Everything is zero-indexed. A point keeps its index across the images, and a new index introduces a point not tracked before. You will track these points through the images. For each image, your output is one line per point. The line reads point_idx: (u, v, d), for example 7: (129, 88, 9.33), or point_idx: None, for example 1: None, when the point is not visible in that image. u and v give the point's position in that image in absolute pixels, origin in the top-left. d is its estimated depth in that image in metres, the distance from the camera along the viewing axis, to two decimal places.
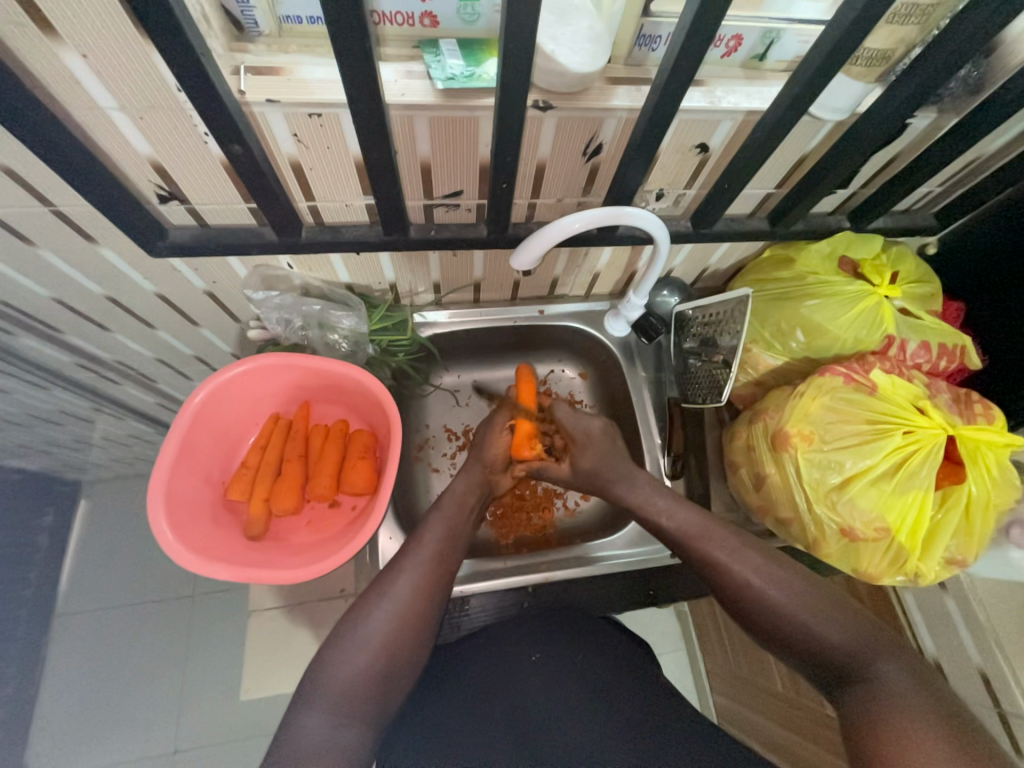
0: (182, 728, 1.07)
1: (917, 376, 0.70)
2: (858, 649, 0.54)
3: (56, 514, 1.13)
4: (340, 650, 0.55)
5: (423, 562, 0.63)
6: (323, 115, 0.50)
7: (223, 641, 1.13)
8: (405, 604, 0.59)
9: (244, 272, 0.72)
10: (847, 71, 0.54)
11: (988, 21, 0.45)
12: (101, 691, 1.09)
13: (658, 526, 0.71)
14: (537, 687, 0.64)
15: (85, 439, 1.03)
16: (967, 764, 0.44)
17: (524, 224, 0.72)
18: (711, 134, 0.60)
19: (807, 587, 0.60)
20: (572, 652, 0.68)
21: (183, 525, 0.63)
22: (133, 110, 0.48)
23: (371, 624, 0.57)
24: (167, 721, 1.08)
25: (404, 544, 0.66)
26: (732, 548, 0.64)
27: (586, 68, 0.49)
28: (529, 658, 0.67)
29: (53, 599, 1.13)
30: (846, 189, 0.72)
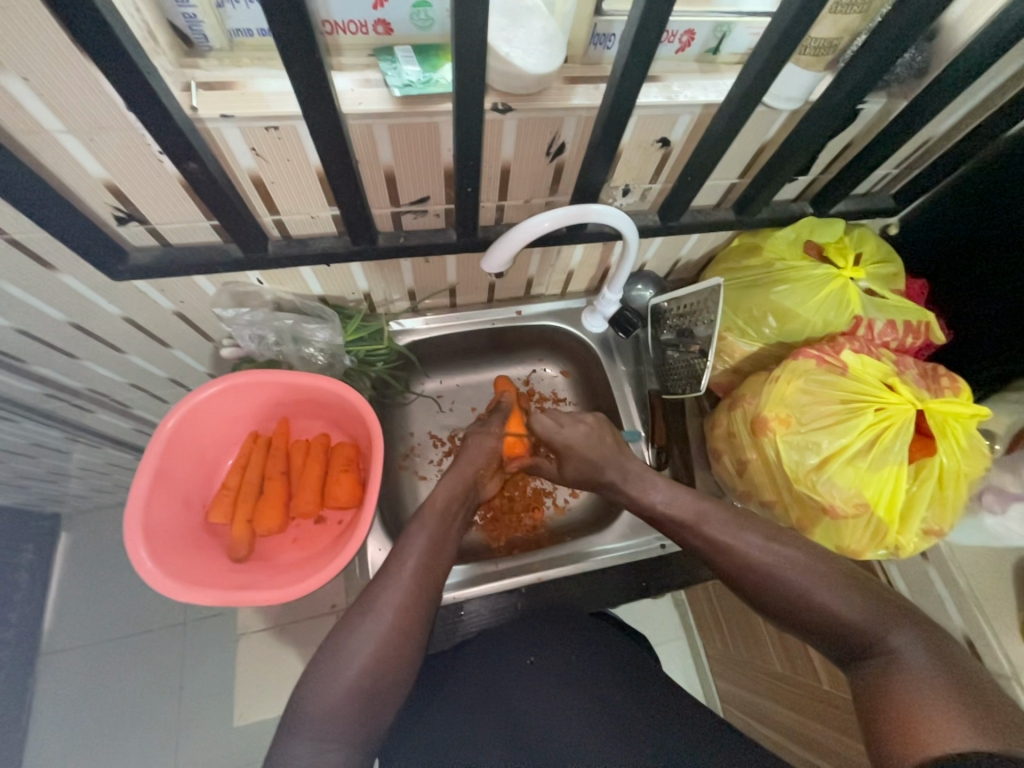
0: (179, 760, 1.05)
1: (885, 354, 0.72)
2: (873, 620, 0.55)
3: (35, 550, 1.10)
4: (325, 674, 0.54)
5: (406, 577, 0.61)
6: (281, 128, 0.50)
7: (218, 666, 1.11)
8: (390, 622, 0.57)
9: (212, 290, 0.71)
10: (796, 61, 0.55)
11: (926, 6, 0.47)
12: (93, 727, 1.06)
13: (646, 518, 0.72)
14: (537, 689, 0.64)
15: (59, 470, 1.00)
16: (987, 725, 0.45)
17: (494, 226, 0.72)
18: (671, 128, 0.61)
19: (817, 564, 0.60)
20: (568, 652, 0.68)
21: (163, 551, 0.61)
22: (82, 132, 0.46)
23: (354, 645, 0.55)
24: (164, 754, 1.05)
25: (388, 557, 0.65)
26: (718, 536, 0.65)
27: (542, 69, 0.49)
28: (525, 662, 0.67)
29: (36, 638, 1.09)
30: (807, 175, 0.74)
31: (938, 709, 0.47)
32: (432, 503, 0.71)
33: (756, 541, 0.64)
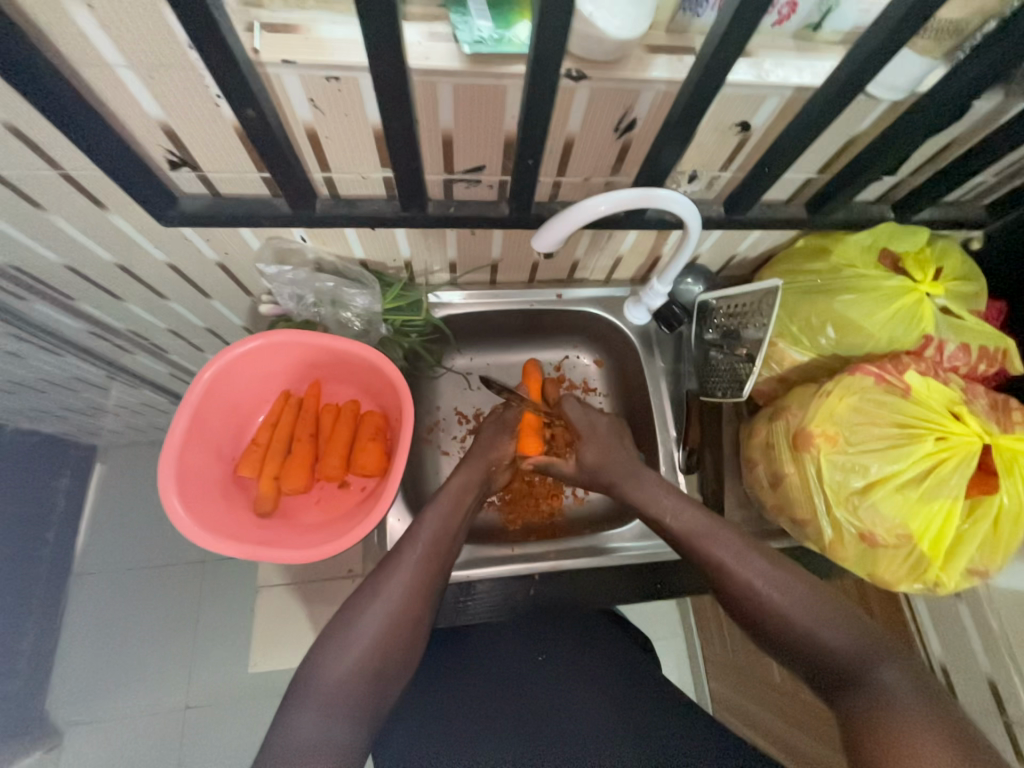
0: (194, 686, 1.11)
1: (953, 380, 0.67)
2: (859, 652, 0.54)
3: (72, 475, 1.14)
4: (331, 650, 0.55)
5: (415, 563, 0.62)
6: (341, 79, 0.47)
7: (234, 608, 1.16)
8: (395, 608, 0.58)
9: (256, 244, 0.70)
10: (912, 45, 0.49)
11: None
12: (116, 648, 1.12)
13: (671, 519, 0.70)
14: (548, 681, 0.73)
15: (99, 405, 1.04)
16: (965, 761, 0.44)
17: (547, 204, 0.69)
18: (754, 112, 0.56)
19: (813, 592, 0.59)
20: (578, 655, 0.76)
21: (193, 500, 0.62)
22: (142, 68, 0.45)
23: (360, 627, 0.56)
24: (180, 679, 1.12)
25: (397, 540, 0.65)
26: (745, 550, 0.64)
27: (626, 33, 0.45)
28: (537, 658, 0.75)
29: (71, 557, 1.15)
30: (893, 176, 0.67)
31: (920, 739, 0.46)
32: (447, 490, 0.71)
33: (779, 562, 0.62)
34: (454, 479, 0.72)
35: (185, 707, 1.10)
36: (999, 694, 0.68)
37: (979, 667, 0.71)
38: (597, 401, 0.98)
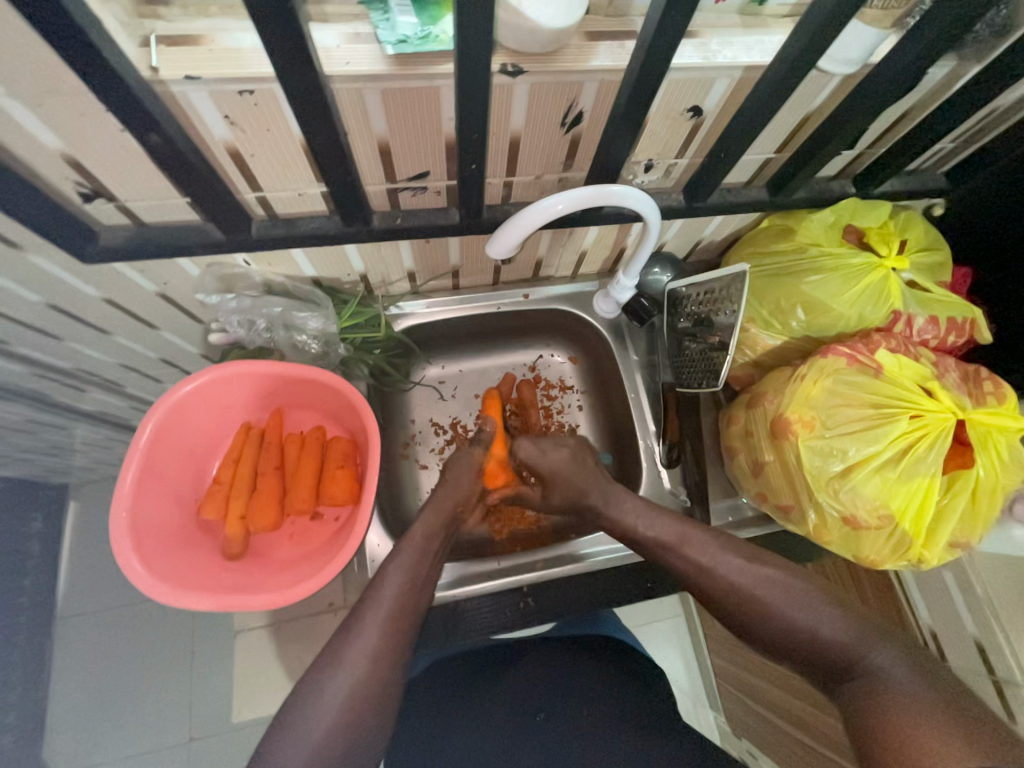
0: (196, 716, 1.04)
1: (924, 353, 0.66)
2: (851, 639, 0.53)
3: (46, 518, 1.04)
4: (293, 726, 0.50)
5: (383, 615, 0.58)
6: (256, 92, 0.43)
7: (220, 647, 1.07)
8: (361, 668, 0.54)
9: (196, 272, 0.65)
10: (861, 16, 0.47)
11: None
12: (103, 700, 1.04)
13: (652, 519, 0.70)
14: (547, 743, 0.66)
15: (63, 447, 0.98)
16: (975, 746, 0.42)
17: (501, 205, 0.66)
18: (704, 95, 0.54)
19: (795, 587, 0.59)
20: (579, 706, 0.70)
21: (153, 552, 0.59)
22: (28, 97, 0.40)
23: (325, 694, 0.52)
24: (178, 712, 1.05)
25: (363, 595, 0.62)
26: (716, 556, 0.64)
27: (560, 23, 0.42)
28: (533, 718, 0.69)
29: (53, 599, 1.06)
30: (853, 150, 0.66)
31: (925, 728, 0.44)
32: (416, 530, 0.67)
33: (755, 561, 0.62)
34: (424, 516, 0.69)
35: (186, 741, 1.03)
36: (987, 656, 0.70)
37: (966, 632, 0.73)
38: (574, 399, 0.96)
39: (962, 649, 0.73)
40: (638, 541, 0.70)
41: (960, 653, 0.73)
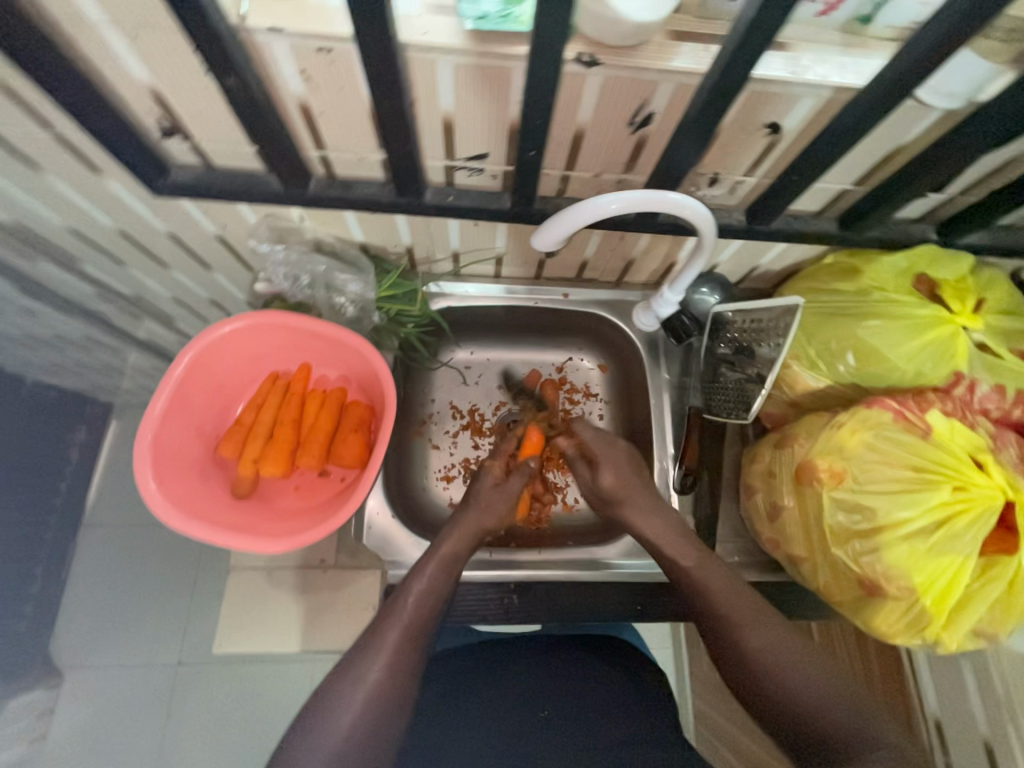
0: (188, 642, 1.07)
1: (982, 423, 0.61)
2: (867, 736, 0.52)
3: (88, 430, 1.08)
4: (316, 720, 0.53)
5: (397, 635, 0.59)
6: (334, 51, 0.44)
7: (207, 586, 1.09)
8: (372, 686, 0.55)
9: (253, 220, 0.68)
10: (975, 45, 0.43)
11: None
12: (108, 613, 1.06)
13: (705, 559, 0.66)
14: (549, 740, 0.67)
15: (113, 368, 1.04)
16: None
17: (555, 199, 0.65)
18: (785, 113, 0.51)
19: (813, 662, 0.57)
20: (586, 710, 0.71)
21: (168, 477, 0.62)
22: (126, 28, 0.42)
23: (340, 706, 0.54)
24: (174, 633, 1.07)
25: (386, 597, 0.63)
26: (736, 606, 0.62)
27: (644, 17, 0.41)
28: (539, 715, 0.70)
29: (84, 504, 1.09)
30: (941, 194, 0.61)
31: None
32: (439, 548, 0.68)
33: (776, 626, 0.60)
34: (449, 532, 0.70)
35: (177, 663, 1.06)
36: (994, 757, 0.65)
37: (975, 728, 0.68)
38: (597, 407, 0.94)
39: (966, 745, 0.68)
40: (682, 573, 0.67)
41: (965, 750, 0.68)
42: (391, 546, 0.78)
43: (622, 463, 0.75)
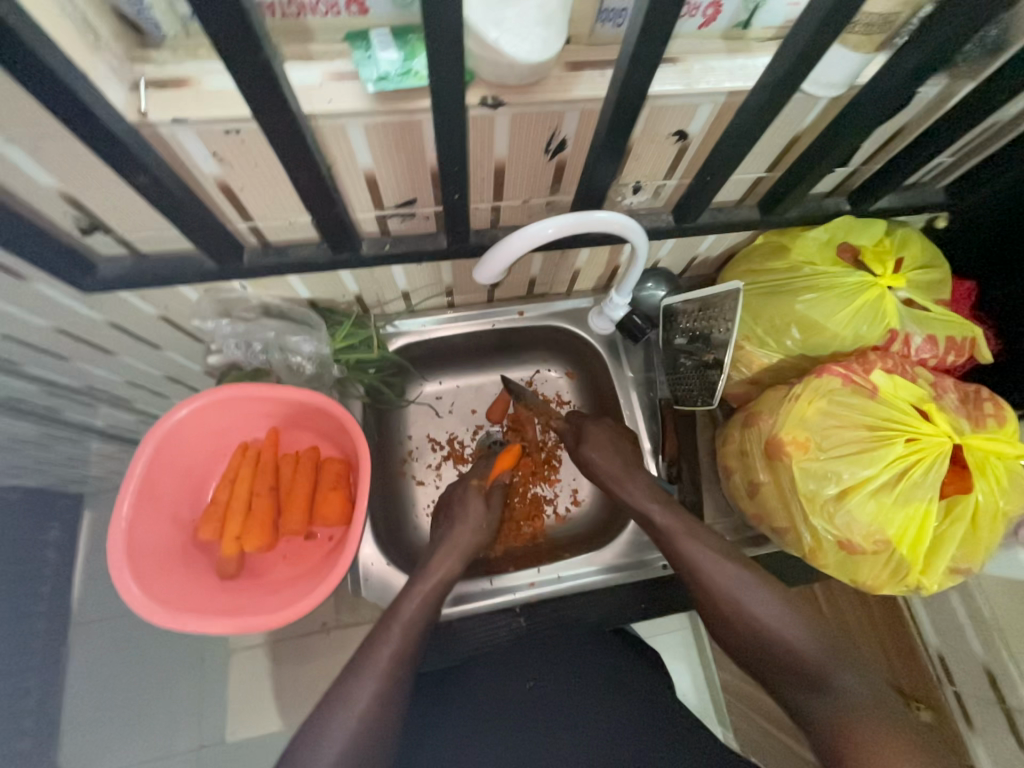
0: (203, 724, 1.02)
1: (922, 374, 0.65)
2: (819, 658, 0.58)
3: (62, 527, 1.05)
4: (324, 723, 0.55)
5: (389, 655, 0.60)
6: (242, 132, 0.44)
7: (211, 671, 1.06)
8: (363, 708, 0.56)
9: (195, 297, 0.67)
10: (844, 41, 0.47)
11: None
12: None
13: (671, 509, 0.71)
14: (532, 711, 0.70)
15: (76, 461, 0.99)
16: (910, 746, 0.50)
17: (490, 229, 0.67)
18: (689, 120, 0.53)
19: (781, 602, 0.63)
20: (568, 674, 0.73)
21: (148, 574, 0.61)
22: (25, 144, 0.42)
23: (332, 729, 0.55)
24: (189, 718, 1.02)
25: (382, 611, 0.65)
26: (703, 558, 0.66)
27: (537, 56, 0.42)
28: (527, 684, 0.72)
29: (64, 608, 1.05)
30: (847, 167, 0.65)
31: (879, 737, 0.51)
32: (433, 569, 0.70)
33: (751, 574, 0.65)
34: (441, 553, 0.72)
35: (197, 747, 1.00)
36: (997, 682, 0.69)
37: (974, 656, 0.72)
38: (572, 415, 0.96)
39: (970, 673, 0.72)
40: (650, 526, 0.72)
41: (968, 679, 0.72)
42: (390, 593, 0.78)
43: (606, 437, 0.79)
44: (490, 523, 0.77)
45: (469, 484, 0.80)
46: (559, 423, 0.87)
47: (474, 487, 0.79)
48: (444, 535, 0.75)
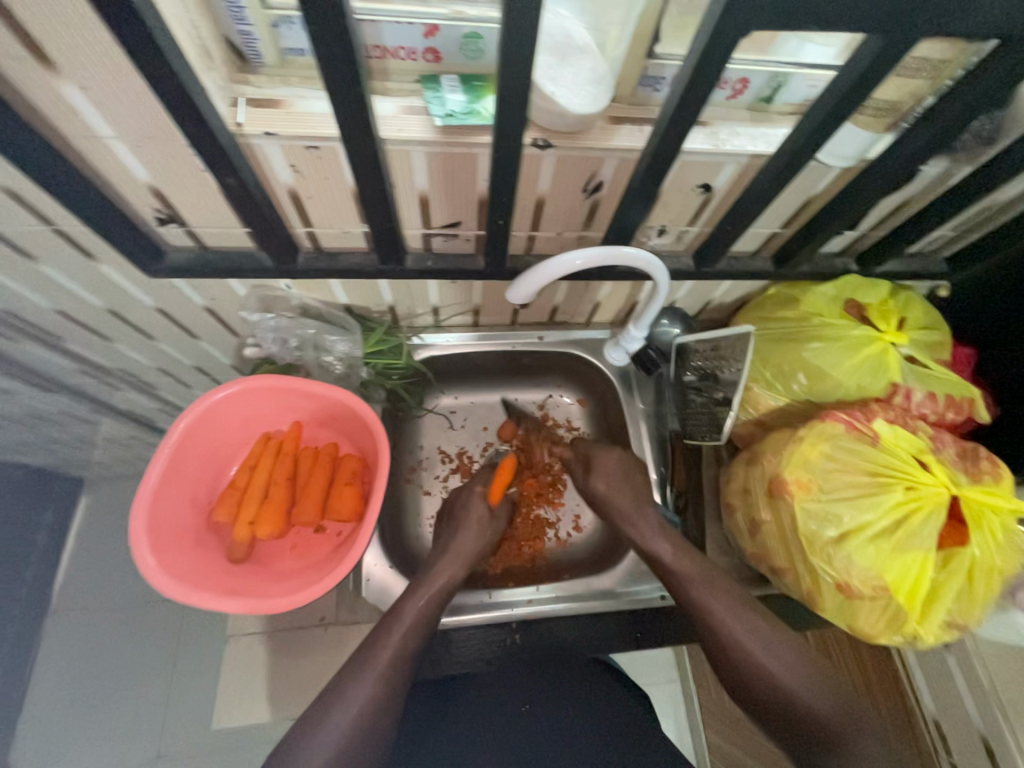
0: (169, 730, 0.99)
1: (922, 427, 0.69)
2: (829, 714, 0.57)
3: (56, 511, 1.06)
4: (322, 718, 0.56)
5: (389, 656, 0.61)
6: (321, 148, 0.50)
7: (188, 673, 1.03)
8: (358, 711, 0.56)
9: (243, 292, 0.72)
10: (855, 121, 0.53)
11: (1011, 71, 0.44)
12: (77, 714, 0.99)
13: (682, 552, 0.71)
14: (530, 738, 0.70)
15: (88, 441, 1.00)
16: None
17: (523, 256, 0.72)
18: (714, 176, 0.59)
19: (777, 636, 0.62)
20: (564, 702, 0.73)
21: (164, 548, 0.62)
22: (132, 141, 0.48)
23: (329, 725, 0.55)
24: (158, 721, 0.99)
25: (384, 613, 0.66)
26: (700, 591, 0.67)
27: (587, 109, 0.48)
28: (520, 710, 0.72)
29: (51, 590, 1.04)
30: (855, 231, 0.71)
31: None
32: (435, 576, 0.70)
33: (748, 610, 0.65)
34: (444, 562, 0.73)
35: (155, 757, 0.98)
36: (993, 752, 0.68)
37: (971, 724, 0.71)
38: (580, 441, 0.99)
39: (965, 740, 0.71)
40: (659, 565, 0.72)
41: (966, 747, 0.71)
42: (389, 597, 0.78)
43: (614, 472, 0.80)
44: (493, 529, 0.79)
45: (473, 491, 0.82)
46: (566, 451, 0.90)
47: (478, 494, 0.81)
48: (449, 539, 0.76)
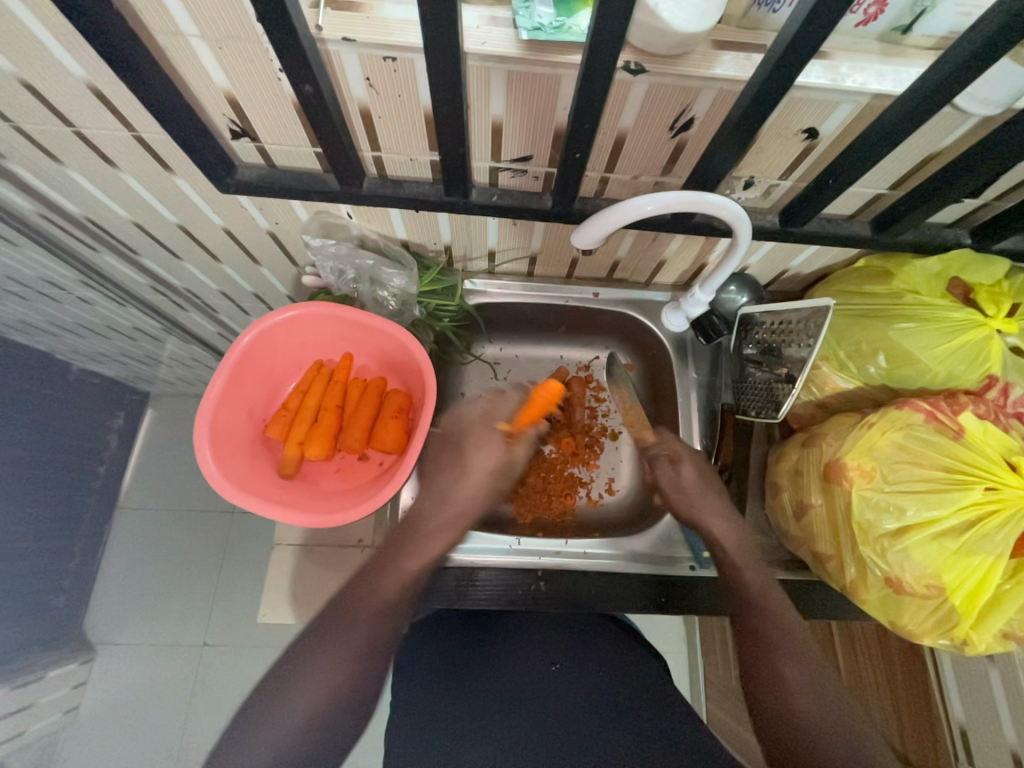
0: (214, 624, 1.10)
1: (1015, 426, 0.62)
2: None
3: (126, 416, 1.15)
4: (320, 645, 0.56)
5: (389, 596, 0.59)
6: (398, 60, 0.48)
7: (233, 577, 1.13)
8: (357, 643, 0.55)
9: (305, 216, 0.72)
10: (1015, 56, 0.45)
11: None
12: (138, 598, 1.11)
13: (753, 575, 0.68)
14: (553, 695, 0.69)
15: (156, 356, 1.07)
16: None
17: (592, 200, 0.68)
18: (824, 118, 0.53)
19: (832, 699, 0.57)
20: (593, 668, 0.72)
21: (223, 454, 0.67)
22: (214, 40, 0.47)
23: (325, 654, 0.55)
24: (205, 615, 1.11)
25: (382, 548, 0.63)
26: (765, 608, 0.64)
27: (692, 27, 0.43)
28: (551, 666, 0.72)
29: (118, 488, 1.15)
30: (976, 199, 0.62)
31: None
32: (437, 521, 0.65)
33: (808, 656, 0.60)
34: (443, 505, 0.67)
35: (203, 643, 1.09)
36: None
37: (1004, 740, 0.68)
38: None
39: (993, 755, 0.69)
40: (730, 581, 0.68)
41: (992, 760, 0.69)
42: None
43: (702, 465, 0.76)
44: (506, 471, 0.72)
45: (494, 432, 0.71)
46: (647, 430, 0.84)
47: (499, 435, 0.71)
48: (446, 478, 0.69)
